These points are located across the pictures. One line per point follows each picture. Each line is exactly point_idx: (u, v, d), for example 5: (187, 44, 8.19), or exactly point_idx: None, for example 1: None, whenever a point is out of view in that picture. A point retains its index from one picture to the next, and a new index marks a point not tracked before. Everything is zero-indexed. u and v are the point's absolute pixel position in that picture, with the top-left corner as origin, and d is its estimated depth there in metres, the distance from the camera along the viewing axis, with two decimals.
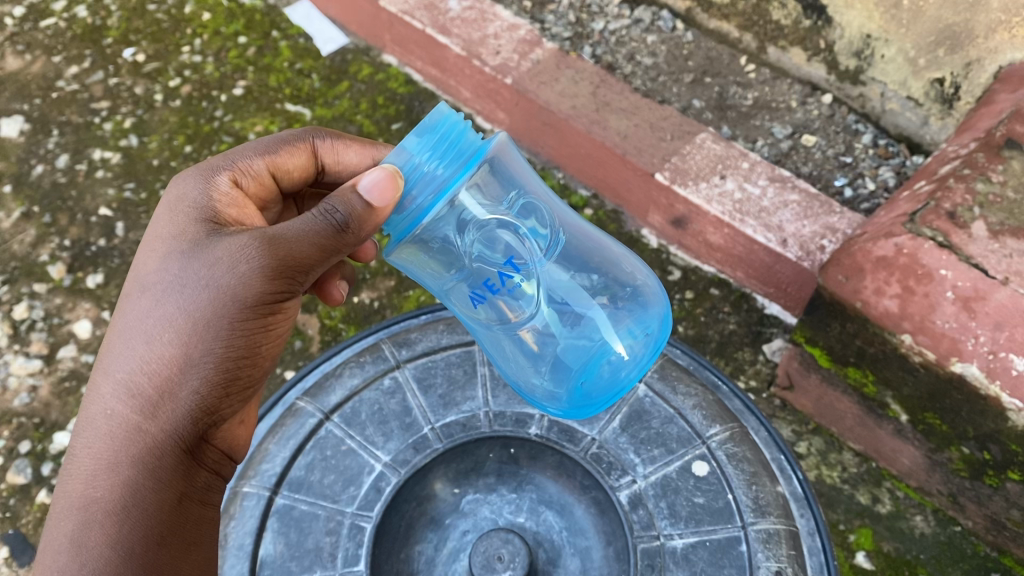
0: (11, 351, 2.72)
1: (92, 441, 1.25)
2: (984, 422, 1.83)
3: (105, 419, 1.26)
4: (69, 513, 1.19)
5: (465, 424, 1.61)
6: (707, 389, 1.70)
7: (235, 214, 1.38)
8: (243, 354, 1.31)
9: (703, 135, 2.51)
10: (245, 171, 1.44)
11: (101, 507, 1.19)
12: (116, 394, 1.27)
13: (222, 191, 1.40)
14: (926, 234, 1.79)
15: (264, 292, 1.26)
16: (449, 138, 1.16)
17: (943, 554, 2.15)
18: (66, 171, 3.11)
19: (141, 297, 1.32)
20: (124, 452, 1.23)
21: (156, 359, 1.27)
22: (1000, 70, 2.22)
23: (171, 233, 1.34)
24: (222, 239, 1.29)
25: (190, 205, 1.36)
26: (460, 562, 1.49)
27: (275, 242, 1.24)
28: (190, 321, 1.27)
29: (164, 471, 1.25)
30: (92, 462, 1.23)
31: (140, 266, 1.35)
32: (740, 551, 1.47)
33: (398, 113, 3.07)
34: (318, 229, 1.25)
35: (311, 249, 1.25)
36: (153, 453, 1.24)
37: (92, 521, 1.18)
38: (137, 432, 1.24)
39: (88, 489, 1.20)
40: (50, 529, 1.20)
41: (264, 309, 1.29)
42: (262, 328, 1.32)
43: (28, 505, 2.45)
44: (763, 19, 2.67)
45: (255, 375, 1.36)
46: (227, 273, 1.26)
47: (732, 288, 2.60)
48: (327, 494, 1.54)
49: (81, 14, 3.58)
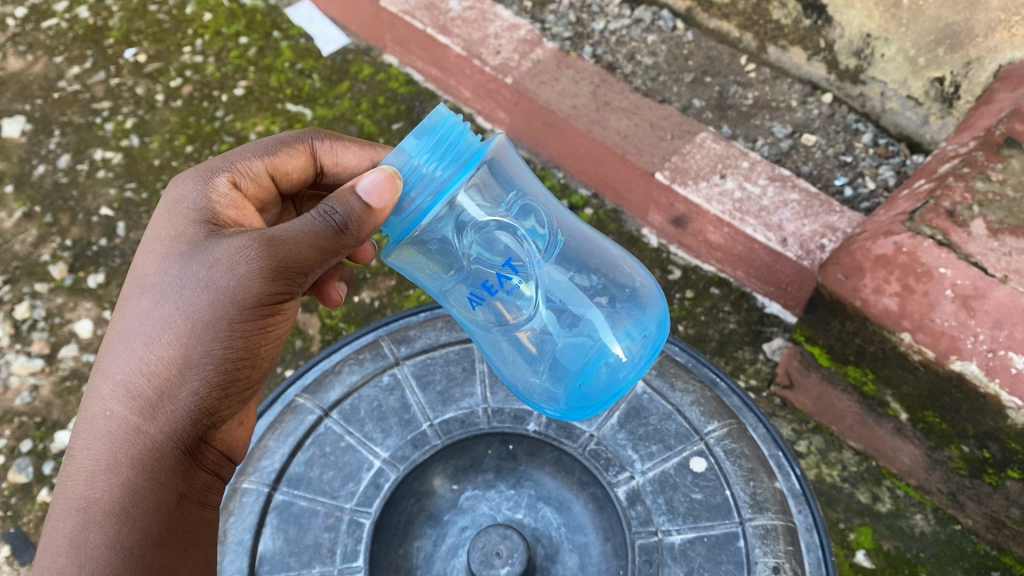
0: (12, 350, 2.72)
1: (91, 442, 1.25)
2: (984, 420, 1.83)
3: (104, 420, 1.26)
4: (68, 514, 1.20)
5: (464, 421, 1.61)
6: (705, 385, 1.70)
7: (234, 215, 1.39)
8: (242, 355, 1.32)
9: (702, 135, 2.52)
10: (244, 173, 1.45)
11: (100, 508, 1.19)
12: (115, 396, 1.27)
13: (221, 193, 1.40)
14: (926, 232, 1.78)
15: (263, 293, 1.26)
16: (448, 140, 1.17)
17: (943, 553, 2.15)
18: (67, 171, 3.12)
19: (140, 298, 1.32)
20: (123, 453, 1.24)
21: (155, 360, 1.27)
22: (1000, 69, 2.22)
23: (171, 235, 1.34)
24: (221, 240, 1.29)
25: (189, 206, 1.37)
26: (459, 559, 1.49)
27: (273, 243, 1.24)
28: (189, 322, 1.27)
29: (163, 472, 1.25)
30: (92, 463, 1.23)
31: (139, 267, 1.35)
32: (738, 547, 1.47)
33: (398, 113, 3.07)
34: (317, 230, 1.25)
35: (310, 251, 1.25)
36: (152, 455, 1.25)
37: (91, 522, 1.18)
38: (137, 433, 1.25)
39: (86, 490, 1.21)
40: (49, 530, 1.21)
41: (263, 310, 1.29)
42: (261, 329, 1.33)
43: (29, 504, 2.46)
44: (763, 18, 2.67)
45: (254, 376, 1.37)
46: (226, 274, 1.26)
47: (732, 287, 2.60)
48: (326, 490, 1.54)
49: (83, 14, 3.59)
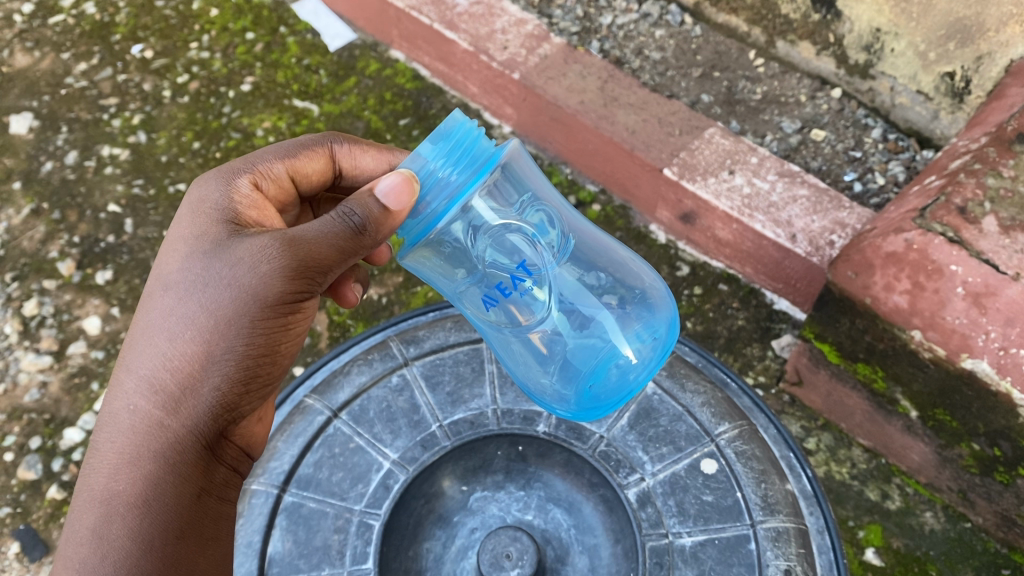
0: (22, 347, 2.73)
1: (115, 435, 1.26)
2: (995, 418, 1.82)
3: (128, 414, 1.27)
4: (92, 505, 1.21)
5: (473, 422, 1.61)
6: (715, 386, 1.69)
7: (255, 216, 1.38)
8: (263, 351, 1.32)
9: (711, 130, 2.50)
10: (265, 175, 1.44)
11: (123, 500, 1.20)
12: (139, 390, 1.28)
13: (242, 193, 1.40)
14: (937, 229, 1.77)
15: (284, 292, 1.26)
16: (463, 145, 1.16)
17: (953, 551, 2.14)
18: (75, 168, 3.13)
19: (164, 295, 1.32)
20: (146, 447, 1.24)
21: (178, 356, 1.27)
22: (1011, 64, 2.21)
23: (194, 234, 1.34)
24: (243, 239, 1.29)
25: (212, 206, 1.36)
26: (469, 560, 1.49)
27: (294, 243, 1.24)
28: (211, 319, 1.27)
29: (185, 466, 1.26)
30: (115, 456, 1.24)
31: (162, 264, 1.35)
32: (750, 550, 1.46)
33: (406, 109, 3.06)
34: (337, 231, 1.24)
35: (330, 251, 1.25)
36: (174, 448, 1.25)
37: (114, 513, 1.19)
38: (160, 427, 1.25)
39: (109, 483, 1.22)
40: (72, 520, 1.21)
41: (284, 309, 1.29)
42: (282, 326, 1.33)
43: (39, 501, 2.47)
44: (772, 13, 2.65)
45: (274, 372, 1.37)
46: (248, 272, 1.26)
47: (741, 284, 2.58)
48: (335, 492, 1.55)
49: (90, 10, 3.58)
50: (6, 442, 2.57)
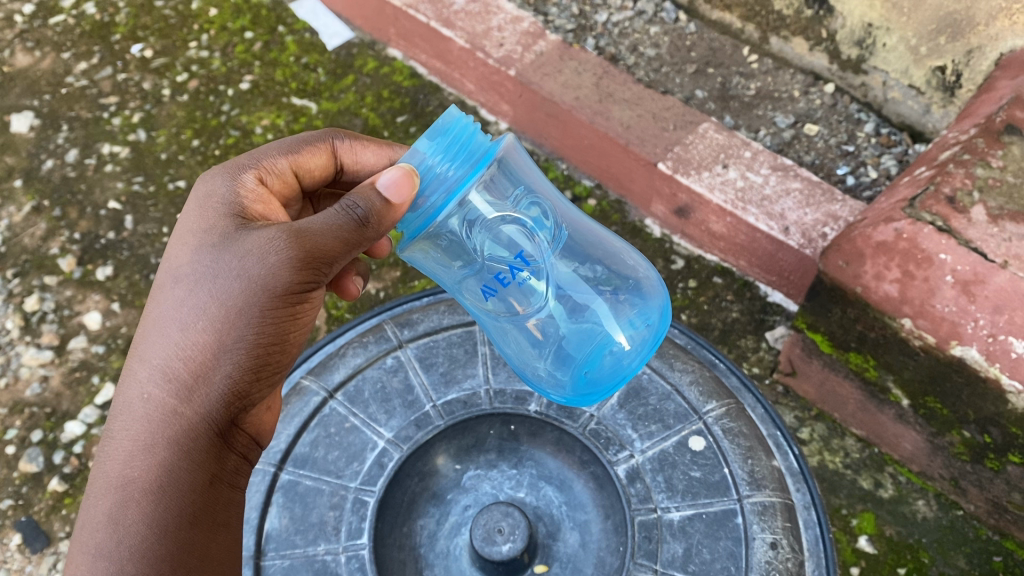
0: (23, 342, 2.76)
1: (129, 424, 1.28)
2: (985, 405, 1.84)
3: (142, 402, 1.29)
4: (106, 492, 1.23)
5: (466, 402, 1.63)
6: (703, 365, 1.71)
7: (260, 210, 1.41)
8: (272, 341, 1.34)
9: (705, 126, 2.53)
10: (269, 170, 1.46)
11: (138, 486, 1.22)
12: (153, 379, 1.30)
13: (248, 188, 1.42)
14: (926, 219, 1.80)
15: (292, 283, 1.28)
16: (461, 140, 1.20)
17: (946, 539, 2.16)
18: (75, 165, 3.16)
19: (174, 288, 1.34)
20: (161, 434, 1.27)
21: (191, 346, 1.30)
22: (1001, 57, 2.24)
23: (202, 228, 1.36)
24: (252, 232, 1.31)
25: (219, 201, 1.39)
26: (462, 537, 1.52)
27: (300, 234, 1.26)
28: (222, 309, 1.30)
29: (198, 452, 1.28)
30: (130, 444, 1.26)
31: (171, 257, 1.37)
32: (737, 524, 1.48)
33: (403, 106, 3.09)
34: (341, 224, 1.27)
35: (335, 242, 1.28)
36: (188, 436, 1.28)
37: (129, 499, 1.21)
38: (173, 415, 1.28)
39: (125, 469, 1.24)
40: (87, 506, 1.23)
41: (291, 299, 1.32)
42: (291, 316, 1.35)
43: (40, 493, 2.49)
44: (765, 9, 2.68)
45: (283, 360, 1.39)
46: (257, 264, 1.28)
47: (735, 277, 2.61)
48: (331, 470, 1.57)
49: (90, 11, 3.61)
50: (7, 435, 2.60)
